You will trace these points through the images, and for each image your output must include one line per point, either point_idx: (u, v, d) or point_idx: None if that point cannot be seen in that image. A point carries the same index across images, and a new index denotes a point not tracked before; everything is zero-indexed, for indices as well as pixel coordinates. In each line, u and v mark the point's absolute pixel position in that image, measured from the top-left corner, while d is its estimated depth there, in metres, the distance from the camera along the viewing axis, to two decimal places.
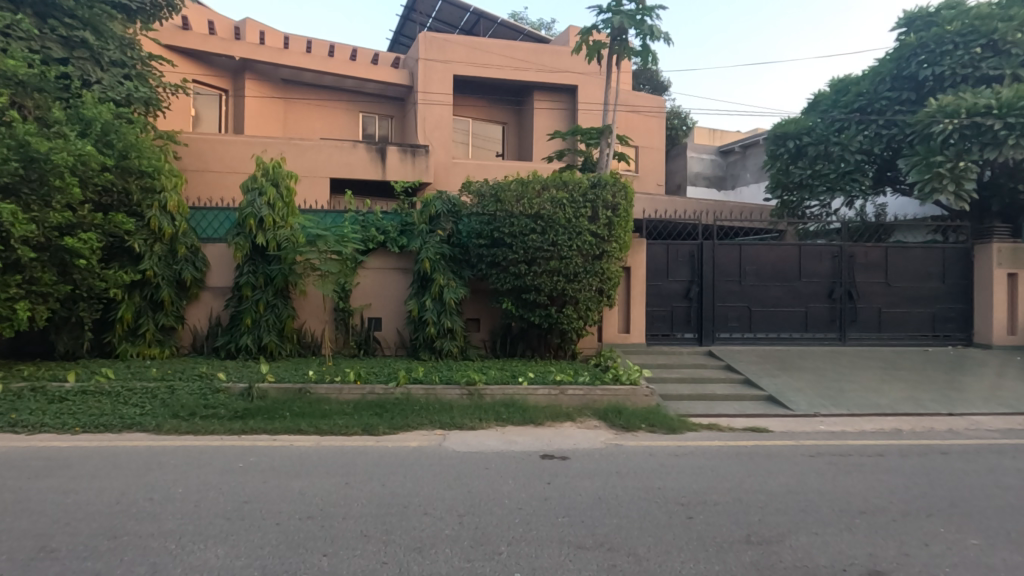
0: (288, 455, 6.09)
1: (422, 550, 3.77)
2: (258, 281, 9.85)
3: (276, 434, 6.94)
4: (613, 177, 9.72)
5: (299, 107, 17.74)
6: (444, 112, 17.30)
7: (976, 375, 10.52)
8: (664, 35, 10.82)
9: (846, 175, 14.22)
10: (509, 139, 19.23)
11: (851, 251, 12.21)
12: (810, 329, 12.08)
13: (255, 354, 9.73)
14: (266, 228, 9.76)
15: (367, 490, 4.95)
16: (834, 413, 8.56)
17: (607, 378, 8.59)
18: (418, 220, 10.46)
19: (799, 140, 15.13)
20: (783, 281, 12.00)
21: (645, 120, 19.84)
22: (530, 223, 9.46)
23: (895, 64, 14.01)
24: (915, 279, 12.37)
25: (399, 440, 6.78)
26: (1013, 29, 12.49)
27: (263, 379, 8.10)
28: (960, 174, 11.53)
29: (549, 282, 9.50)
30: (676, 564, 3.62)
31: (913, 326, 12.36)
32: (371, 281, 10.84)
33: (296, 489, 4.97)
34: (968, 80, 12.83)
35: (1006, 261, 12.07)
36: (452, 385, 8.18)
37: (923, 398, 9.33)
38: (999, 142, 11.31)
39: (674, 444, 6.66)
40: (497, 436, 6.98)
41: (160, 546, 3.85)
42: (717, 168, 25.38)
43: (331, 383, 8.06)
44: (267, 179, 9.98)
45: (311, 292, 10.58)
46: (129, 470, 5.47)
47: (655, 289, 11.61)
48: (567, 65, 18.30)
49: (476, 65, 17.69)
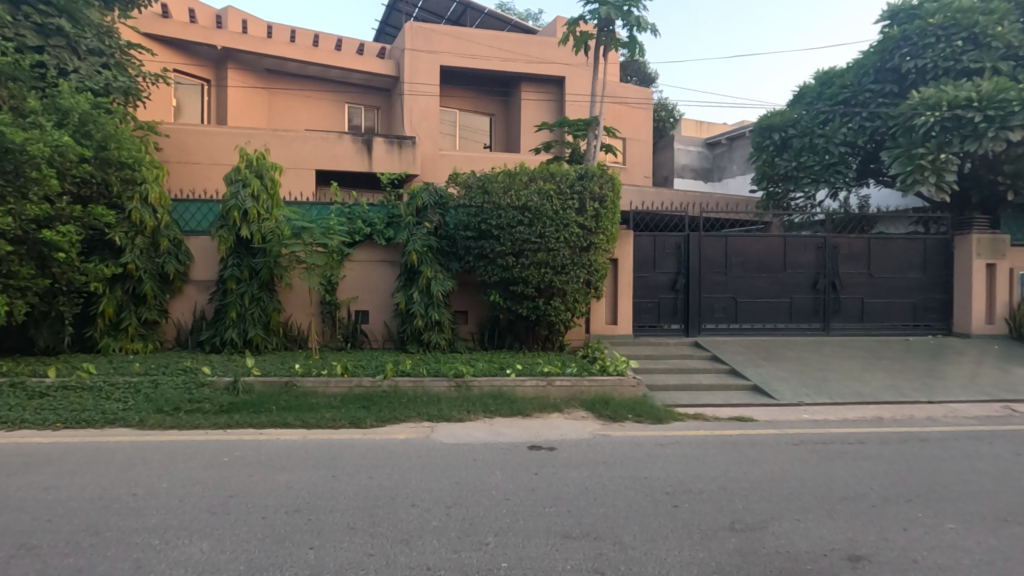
0: (275, 448, 6.05)
1: (409, 542, 3.77)
2: (243, 274, 9.74)
3: (262, 428, 6.88)
4: (600, 168, 9.71)
5: (283, 98, 17.50)
6: (431, 104, 17.16)
7: (955, 363, 10.75)
8: (651, 26, 10.80)
9: (830, 167, 14.39)
10: (497, 131, 19.14)
11: (835, 243, 12.35)
12: (794, 319, 12.23)
13: (240, 348, 9.65)
14: (251, 220, 9.64)
15: (354, 483, 4.94)
16: (817, 402, 8.70)
17: (594, 369, 8.65)
18: (405, 212, 10.40)
19: (785, 132, 15.30)
20: (768, 273, 12.11)
21: (633, 112, 19.83)
22: (518, 215, 9.45)
23: (879, 56, 14.14)
24: (897, 269, 12.56)
25: (387, 433, 6.77)
26: (993, 23, 12.58)
27: (248, 373, 8.02)
28: (940, 167, 11.71)
29: (536, 274, 9.50)
30: (662, 552, 3.66)
31: (895, 316, 12.56)
32: (357, 273, 10.77)
33: (282, 482, 4.95)
34: (950, 73, 12.91)
35: (985, 251, 12.30)
36: (440, 377, 8.18)
37: (904, 386, 9.51)
38: (979, 134, 11.46)
39: (660, 434, 6.73)
40: (486, 428, 6.99)
41: (143, 541, 3.81)
42: (705, 160, 25.48)
43: (318, 376, 8.03)
44: (252, 171, 9.85)
45: (297, 285, 10.49)
46: (111, 465, 5.40)
47: (642, 280, 11.68)
48: (554, 56, 18.24)
49: (463, 56, 17.55)
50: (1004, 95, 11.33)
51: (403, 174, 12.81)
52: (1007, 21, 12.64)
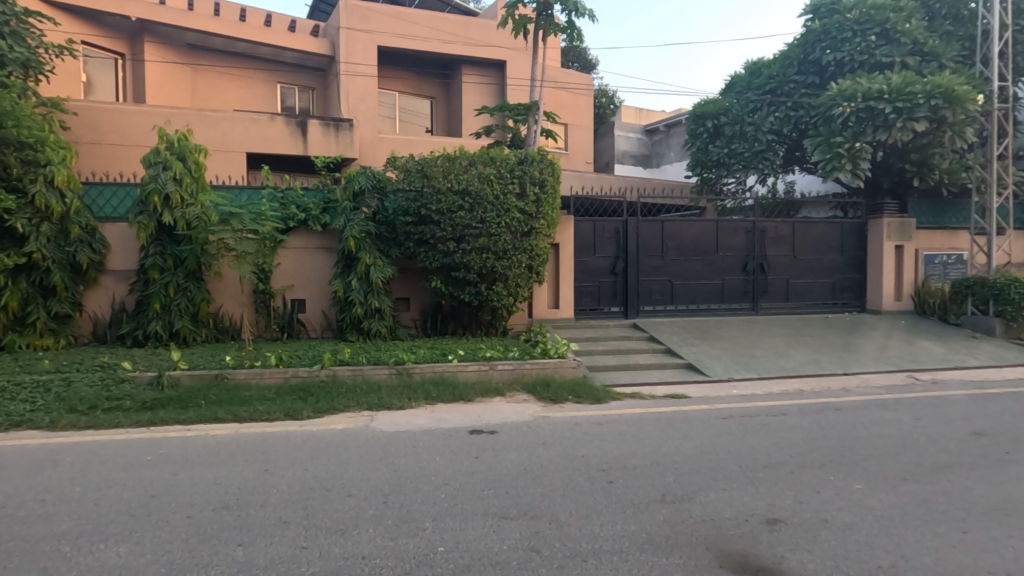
0: (203, 445, 5.78)
1: (344, 533, 3.71)
2: (166, 263, 9.17)
3: (190, 423, 6.55)
4: (540, 153, 9.73)
5: (208, 76, 16.48)
6: (369, 85, 16.62)
7: (868, 338, 11.60)
8: (589, 12, 10.86)
9: (759, 154, 15.07)
10: (438, 114, 18.81)
11: (763, 227, 12.98)
12: (726, 300, 12.80)
13: (166, 341, 9.11)
14: (173, 205, 9.06)
15: (289, 476, 4.79)
16: (745, 378, 9.18)
17: (536, 353, 8.75)
18: (342, 197, 10.10)
19: (717, 120, 15.84)
20: (702, 256, 12.59)
21: (574, 98, 19.98)
22: (458, 200, 9.36)
23: (802, 48, 14.85)
24: (818, 251, 13.36)
25: (324, 424, 6.59)
26: (903, 20, 13.43)
27: (174, 367, 7.60)
28: (856, 155, 12.50)
29: (478, 260, 9.46)
30: (596, 527, 3.77)
31: (817, 295, 13.39)
32: (292, 261, 10.37)
33: (210, 479, 4.74)
34: (865, 66, 13.74)
35: (894, 233, 13.29)
36: (380, 365, 8.04)
37: (823, 360, 10.18)
38: (889, 125, 12.27)
39: (598, 413, 6.91)
40: (427, 414, 6.94)
41: (51, 550, 3.56)
42: (644, 146, 26.05)
43: (250, 368, 7.71)
44: (173, 153, 9.24)
45: (227, 274, 9.99)
46: (16, 471, 5.00)
47: (583, 265, 11.88)
48: (495, 39, 18.06)
49: (401, 36, 17.08)
50: (910, 88, 12.13)
51: (339, 158, 12.38)
52: (914, 18, 13.53)
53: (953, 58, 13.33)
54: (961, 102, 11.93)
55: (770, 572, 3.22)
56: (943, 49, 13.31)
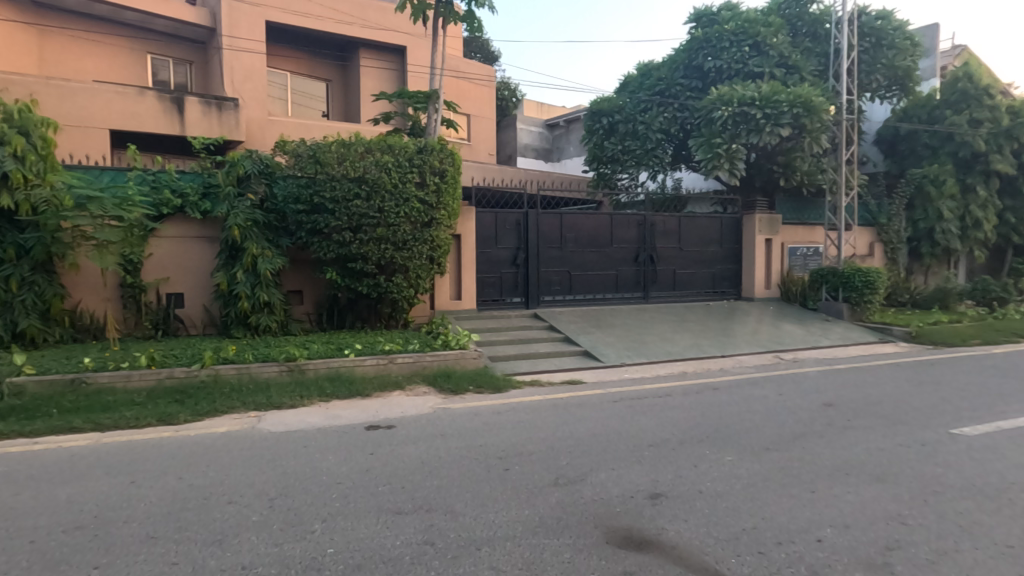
0: (54, 459, 5.10)
1: (222, 543, 3.45)
2: (6, 253, 7.95)
3: (38, 436, 5.74)
4: (440, 142, 9.59)
5: (59, 40, 14.44)
6: (255, 62, 15.44)
7: (742, 322, 12.76)
8: (488, 3, 10.85)
9: (649, 152, 15.97)
10: (333, 98, 17.92)
11: (653, 220, 13.79)
12: (620, 290, 13.48)
13: (8, 344, 7.92)
14: (14, 186, 7.86)
15: (159, 487, 4.36)
16: (636, 362, 9.74)
17: (437, 345, 8.67)
18: (225, 181, 9.34)
19: (612, 117, 16.53)
20: (598, 247, 13.14)
21: (476, 89, 19.92)
22: (354, 188, 8.99)
23: (687, 54, 15.89)
24: (701, 243, 14.46)
25: (204, 427, 6.08)
26: (772, 34, 14.81)
27: (17, 372, 6.62)
28: (732, 155, 13.65)
29: (376, 251, 9.16)
30: (490, 515, 3.81)
31: (700, 284, 14.50)
32: (166, 251, 9.42)
33: (62, 497, 4.19)
34: (740, 74, 15.00)
35: (764, 228, 14.72)
36: (269, 362, 7.56)
37: (704, 344, 11.06)
38: (760, 129, 13.50)
39: (498, 403, 6.99)
40: (321, 412, 6.63)
41: None
42: (545, 141, 26.62)
43: (116, 370, 6.92)
44: (12, 126, 8.02)
45: (86, 265, 8.87)
46: None
47: (484, 256, 11.93)
48: (394, 23, 17.51)
49: (292, 13, 16.03)
50: (777, 96, 13.41)
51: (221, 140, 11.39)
52: (780, 34, 14.97)
53: (811, 72, 14.90)
54: (817, 112, 13.39)
55: (651, 543, 3.43)
56: (803, 63, 14.83)
